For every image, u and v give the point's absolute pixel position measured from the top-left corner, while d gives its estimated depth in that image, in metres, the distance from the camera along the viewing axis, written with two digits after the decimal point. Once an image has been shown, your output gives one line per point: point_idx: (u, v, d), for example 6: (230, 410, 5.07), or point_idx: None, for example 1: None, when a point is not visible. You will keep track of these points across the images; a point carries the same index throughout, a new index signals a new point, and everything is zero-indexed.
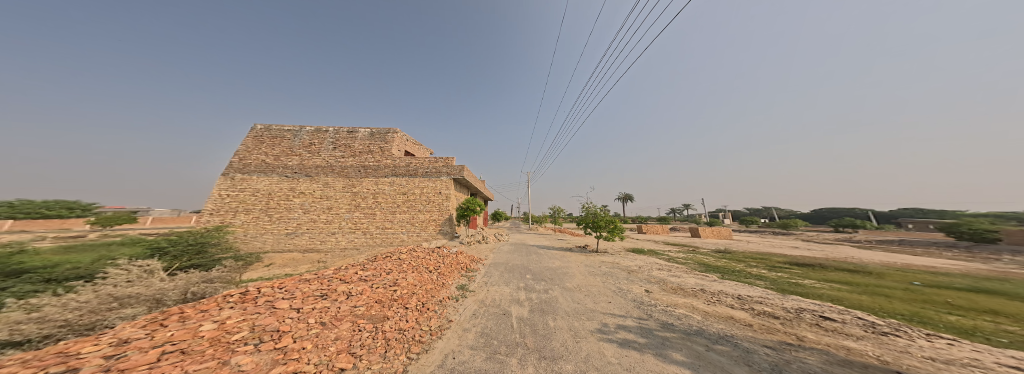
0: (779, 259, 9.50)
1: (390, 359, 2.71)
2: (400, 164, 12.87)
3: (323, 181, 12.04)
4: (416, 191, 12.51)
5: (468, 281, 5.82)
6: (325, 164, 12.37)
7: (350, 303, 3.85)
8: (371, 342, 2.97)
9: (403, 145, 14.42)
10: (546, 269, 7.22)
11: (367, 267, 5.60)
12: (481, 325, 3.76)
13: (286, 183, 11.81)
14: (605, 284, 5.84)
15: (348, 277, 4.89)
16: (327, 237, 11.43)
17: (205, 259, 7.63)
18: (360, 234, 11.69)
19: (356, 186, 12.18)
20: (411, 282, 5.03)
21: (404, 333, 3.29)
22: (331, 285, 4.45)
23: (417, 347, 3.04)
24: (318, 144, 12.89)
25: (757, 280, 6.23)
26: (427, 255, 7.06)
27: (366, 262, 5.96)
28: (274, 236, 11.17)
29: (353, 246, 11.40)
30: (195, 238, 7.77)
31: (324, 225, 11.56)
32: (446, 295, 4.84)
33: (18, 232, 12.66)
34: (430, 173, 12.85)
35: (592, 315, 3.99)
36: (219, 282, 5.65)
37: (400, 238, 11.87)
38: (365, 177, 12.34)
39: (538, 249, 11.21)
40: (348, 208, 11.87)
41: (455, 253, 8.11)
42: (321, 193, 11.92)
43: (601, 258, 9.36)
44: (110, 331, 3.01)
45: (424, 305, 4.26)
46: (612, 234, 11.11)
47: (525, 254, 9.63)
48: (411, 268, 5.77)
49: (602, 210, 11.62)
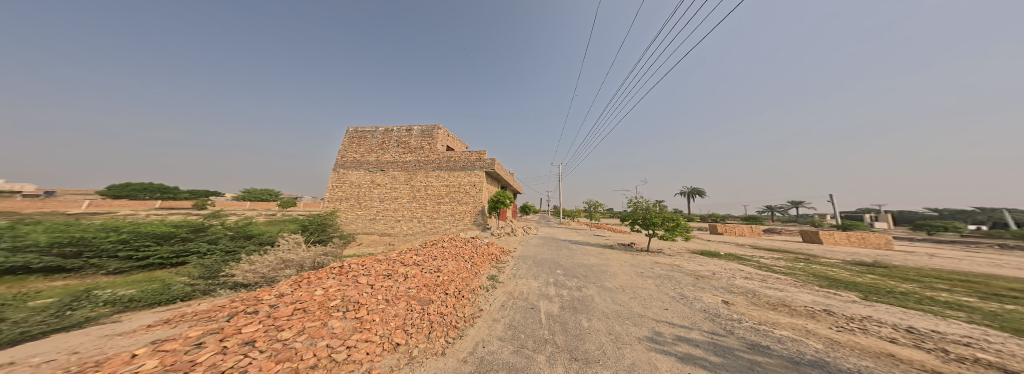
0: (993, 284, 5.82)
1: (432, 339, 2.85)
2: (444, 159, 14.11)
3: (392, 175, 14.36)
4: (456, 183, 13.54)
5: (500, 272, 5.81)
6: (392, 160, 14.70)
7: (405, 285, 4.31)
8: (419, 322, 3.20)
9: (446, 141, 15.70)
10: (578, 266, 6.48)
11: (425, 252, 6.27)
12: (509, 317, 3.59)
13: (369, 177, 14.66)
14: (659, 288, 4.74)
15: (410, 260, 5.57)
16: (395, 223, 13.61)
17: (326, 236, 10.17)
18: (414, 223, 13.41)
19: (413, 179, 14.00)
20: (451, 269, 5.32)
21: (443, 317, 3.45)
22: (401, 267, 5.15)
23: (452, 332, 3.08)
24: (387, 142, 15.39)
25: (949, 310, 3.90)
26: (463, 244, 7.42)
27: (421, 247, 6.76)
28: (362, 220, 14.03)
29: (411, 232, 13.28)
30: (322, 219, 10.45)
31: (393, 212, 13.78)
32: (482, 285, 4.91)
33: (243, 210, 20.22)
34: (467, 166, 13.65)
35: (638, 321, 3.28)
36: (332, 255, 7.34)
37: (444, 228, 13.15)
38: (419, 170, 14.05)
39: (569, 244, 10.46)
40: (408, 199, 13.77)
41: (487, 244, 8.27)
42: (389, 185, 14.25)
43: (654, 259, 7.88)
44: (283, 283, 4.28)
45: (463, 292, 4.44)
46: (670, 233, 9.23)
47: (556, 249, 9.01)
48: (473, 263, 6.11)
49: (656, 206, 9.75)
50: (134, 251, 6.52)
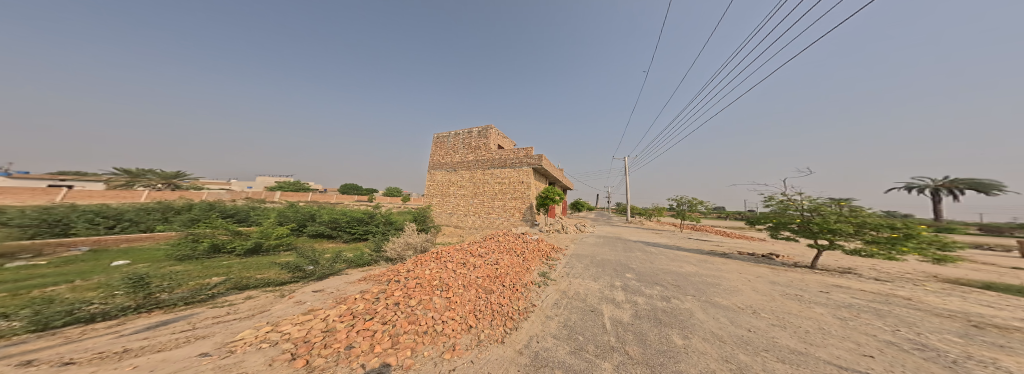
0: None
1: (493, 326, 2.77)
2: (495, 158, 14.83)
3: (458, 174, 16.29)
4: (506, 181, 14.26)
5: (549, 268, 5.51)
6: (457, 161, 16.63)
7: (479, 269, 4.47)
8: (484, 308, 3.08)
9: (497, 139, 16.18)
10: (643, 271, 5.33)
11: (489, 244, 6.61)
12: (564, 316, 3.30)
13: (443, 176, 17.15)
14: (792, 318, 3.22)
15: (481, 250, 5.88)
16: (463, 217, 15.49)
17: (427, 224, 12.89)
18: (476, 218, 15.04)
19: (474, 177, 15.47)
20: (506, 263, 5.23)
21: (501, 306, 3.26)
22: (482, 255, 5.50)
23: (509, 322, 2.94)
24: (451, 144, 17.34)
25: None
26: (512, 238, 7.42)
27: (483, 239, 7.28)
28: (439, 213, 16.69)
29: (473, 225, 15.00)
30: (425, 212, 13.31)
31: (461, 207, 15.72)
32: (531, 278, 4.83)
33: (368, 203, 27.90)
34: (515, 163, 13.98)
35: (796, 359, 2.23)
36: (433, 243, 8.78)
37: (499, 223, 14.24)
38: (478, 169, 15.37)
39: (635, 245, 9.02)
40: (471, 195, 15.36)
41: (537, 239, 7.98)
42: (457, 184, 16.16)
43: (823, 279, 5.39)
44: (414, 261, 5.39)
45: (524, 286, 4.43)
46: (877, 246, 5.93)
47: (621, 250, 7.70)
48: (528, 259, 5.92)
49: (829, 205, 6.59)
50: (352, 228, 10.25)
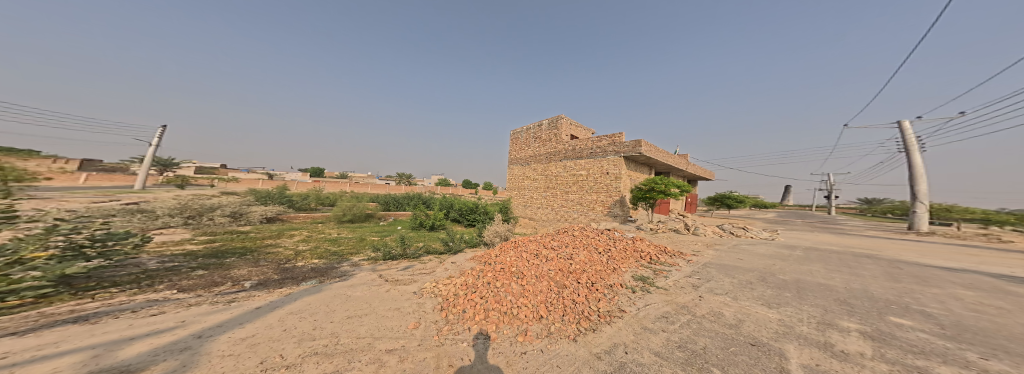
0: None
1: (565, 321, 2.74)
2: (569, 148, 13.92)
3: (530, 167, 16.48)
4: (583, 173, 13.06)
5: (641, 270, 4.61)
6: (528, 155, 16.81)
7: (553, 258, 4.37)
8: (557, 301, 3.08)
9: (569, 129, 15.01)
10: (949, 322, 2.50)
11: (564, 238, 6.11)
12: (677, 334, 2.36)
13: (516, 169, 17.78)
14: None
15: (574, 241, 5.61)
16: (534, 209, 15.68)
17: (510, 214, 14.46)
18: (550, 210, 14.62)
19: (545, 170, 15.28)
20: (584, 259, 4.43)
21: (574, 303, 3.09)
22: (561, 245, 5.30)
23: (585, 321, 2.75)
24: (524, 139, 17.49)
25: None
26: (598, 235, 6.50)
27: (563, 232, 6.92)
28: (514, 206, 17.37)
29: (545, 217, 14.83)
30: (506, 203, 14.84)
31: (533, 199, 15.88)
32: (617, 273, 4.23)
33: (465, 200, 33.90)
34: (595, 152, 12.65)
35: None
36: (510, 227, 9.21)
37: (576, 217, 13.19)
38: (549, 161, 15.09)
39: (842, 262, 5.32)
40: (542, 187, 15.28)
41: (633, 239, 6.38)
42: (531, 177, 16.26)
43: None
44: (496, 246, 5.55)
45: (613, 284, 3.81)
46: None
47: (880, 279, 3.98)
48: (619, 257, 4.97)
49: None
50: (470, 219, 13.15)
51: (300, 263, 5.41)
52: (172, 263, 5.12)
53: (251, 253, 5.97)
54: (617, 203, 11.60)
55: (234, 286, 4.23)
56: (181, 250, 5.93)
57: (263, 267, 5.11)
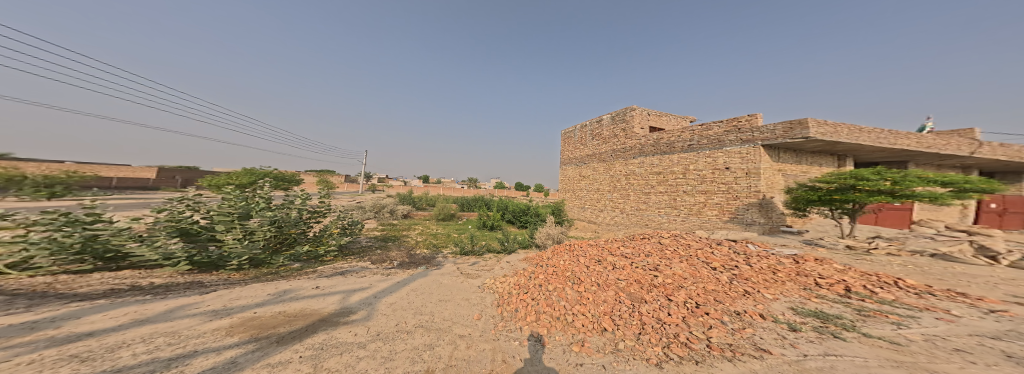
0: None
1: (643, 344, 2.41)
2: (648, 143, 11.29)
3: (592, 167, 14.63)
4: (675, 171, 10.12)
5: (830, 308, 2.92)
6: (590, 153, 14.98)
7: (627, 278, 4.15)
8: (631, 318, 2.99)
9: (646, 121, 12.24)
10: None
11: (631, 246, 5.73)
12: None
13: (575, 170, 16.14)
14: None
15: (684, 258, 4.61)
16: (599, 212, 13.74)
17: (560, 218, 13.56)
18: (618, 213, 12.46)
19: (612, 169, 13.10)
20: (679, 273, 4.04)
21: (663, 326, 2.68)
22: (633, 257, 5.00)
23: (682, 350, 2.20)
24: (583, 137, 15.72)
25: None
26: (714, 252, 4.82)
27: (650, 243, 5.68)
28: (574, 209, 15.78)
29: (614, 222, 12.61)
30: (556, 206, 14.13)
31: (597, 202, 13.97)
32: (756, 303, 3.08)
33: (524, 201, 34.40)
34: (694, 145, 9.57)
35: None
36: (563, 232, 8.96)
37: (654, 222, 10.67)
38: (617, 159, 12.86)
39: None
40: (609, 188, 13.17)
41: (800, 258, 4.46)
42: (592, 177, 14.52)
43: None
44: (552, 249, 6.88)
45: (742, 313, 2.84)
46: None
47: None
48: (761, 284, 3.60)
49: None
50: (520, 221, 13.42)
51: (421, 252, 7.19)
52: (371, 241, 8.44)
53: (397, 240, 8.64)
54: (752, 208, 7.97)
55: (386, 263, 6.22)
56: (375, 233, 9.70)
57: (400, 253, 7.09)
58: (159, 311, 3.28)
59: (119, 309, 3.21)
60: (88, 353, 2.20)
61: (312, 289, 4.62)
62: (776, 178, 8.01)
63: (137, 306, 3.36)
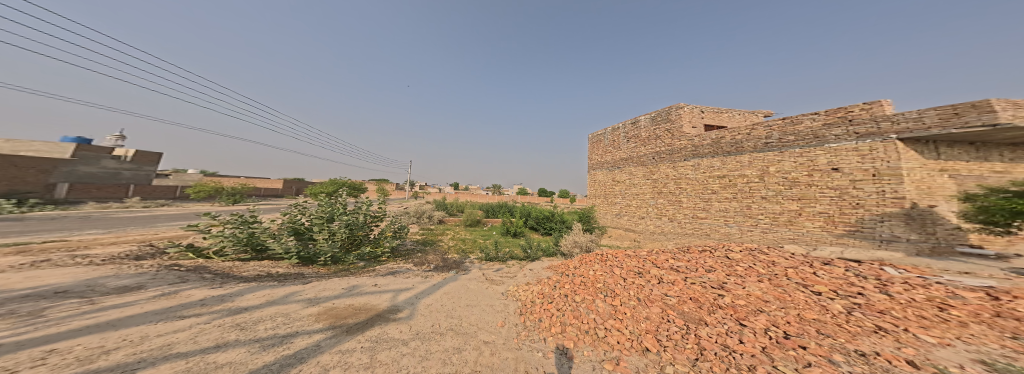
0: None
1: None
2: (703, 142, 9.71)
3: (629, 171, 13.43)
4: (746, 173, 8.29)
5: None
6: (626, 156, 13.82)
7: (679, 294, 3.62)
8: (684, 340, 2.57)
9: (699, 119, 10.82)
10: None
11: (681, 257, 5.05)
12: None
13: (609, 175, 14.98)
14: None
15: (772, 278, 3.74)
16: (639, 220, 12.40)
17: (590, 225, 12.69)
18: (666, 221, 10.98)
19: (655, 173, 11.77)
20: (760, 296, 3.30)
21: (732, 354, 2.22)
22: (686, 270, 4.41)
23: None
24: (617, 140, 14.66)
25: None
26: (819, 273, 3.77)
27: (716, 257, 4.84)
28: (609, 216, 14.55)
29: (661, 231, 11.15)
30: (585, 212, 13.29)
31: (636, 209, 12.66)
32: (905, 346, 2.08)
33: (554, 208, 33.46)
34: (774, 143, 7.66)
35: None
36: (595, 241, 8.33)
37: (715, 230, 9.04)
38: (660, 162, 11.52)
39: None
40: (652, 194, 11.80)
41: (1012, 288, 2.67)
42: (629, 181, 13.33)
43: None
44: (580, 258, 6.41)
45: (872, 355, 2.03)
46: None
47: None
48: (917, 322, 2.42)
49: None
50: (544, 228, 12.93)
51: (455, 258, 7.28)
52: (413, 245, 9.02)
53: (434, 244, 9.16)
54: (897, 222, 5.41)
55: (422, 266, 6.58)
56: (417, 237, 10.48)
57: (434, 257, 7.40)
58: (277, 297, 4.25)
59: (262, 291, 4.52)
60: (245, 323, 3.26)
61: (373, 286, 5.16)
62: (938, 181, 5.33)
63: (269, 289, 4.62)
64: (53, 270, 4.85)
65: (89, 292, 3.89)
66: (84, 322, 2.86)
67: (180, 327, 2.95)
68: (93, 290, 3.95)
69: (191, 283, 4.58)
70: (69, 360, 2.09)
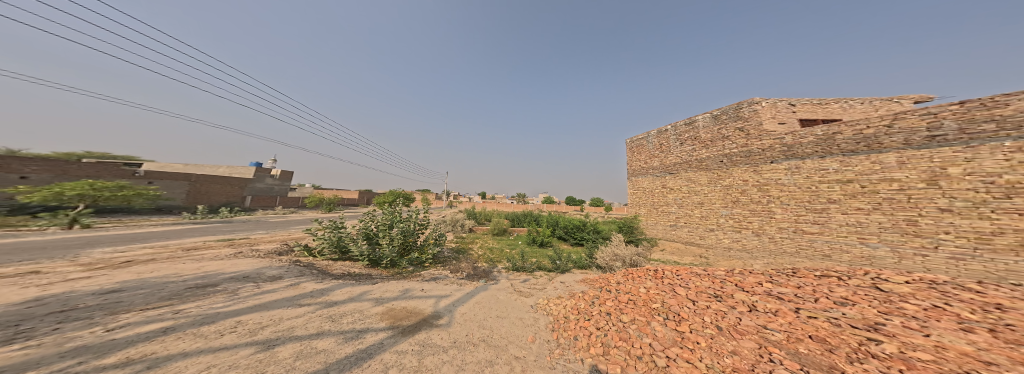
0: None
1: None
2: (802, 140, 7.74)
3: (687, 177, 11.96)
4: (897, 178, 5.85)
5: None
6: (680, 161, 12.39)
7: (790, 330, 2.84)
8: None
9: (789, 113, 9.06)
10: None
11: (781, 282, 4.21)
12: None
13: (658, 182, 13.55)
14: None
15: (1002, 331, 2.32)
16: (706, 233, 10.75)
17: (633, 237, 11.46)
18: (747, 234, 9.14)
19: (725, 179, 10.16)
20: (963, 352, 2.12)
21: None
22: (797, 298, 3.59)
23: None
24: (666, 143, 13.33)
25: None
26: None
27: (857, 286, 3.73)
28: (662, 227, 13.00)
29: (740, 248, 9.34)
30: (627, 222, 12.10)
31: (700, 220, 11.06)
32: None
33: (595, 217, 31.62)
34: (950, 135, 5.18)
35: None
36: (643, 256, 7.43)
37: (830, 246, 6.92)
38: (733, 166, 9.89)
39: None
40: (723, 203, 10.13)
41: None
42: (688, 189, 11.82)
43: None
44: (623, 274, 5.80)
45: None
46: None
47: None
48: None
49: None
50: (576, 239, 12.15)
51: (494, 269, 7.16)
52: (449, 253, 9.38)
53: (467, 253, 9.40)
54: None
55: (455, 274, 6.83)
56: (453, 245, 11.02)
57: (471, 266, 7.53)
58: (355, 294, 4.89)
59: (349, 287, 5.30)
60: (335, 315, 3.82)
61: (426, 290, 5.60)
62: None
63: (351, 286, 5.38)
64: (245, 260, 6.64)
65: (258, 277, 5.25)
66: (252, 302, 4.02)
67: (298, 314, 3.72)
68: (260, 277, 5.31)
69: (307, 276, 5.68)
70: (246, 330, 3.08)
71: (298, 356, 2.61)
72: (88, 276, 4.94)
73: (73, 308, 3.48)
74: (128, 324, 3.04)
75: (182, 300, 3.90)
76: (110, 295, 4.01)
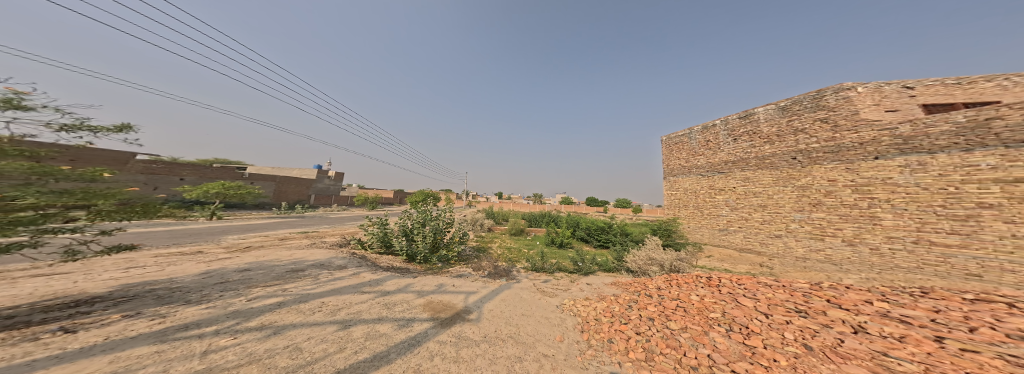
0: None
1: None
2: (928, 130, 5.97)
3: (743, 177, 10.51)
4: None
5: None
6: (734, 158, 10.94)
7: (928, 361, 2.15)
8: None
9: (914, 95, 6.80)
10: None
11: (904, 303, 3.35)
12: None
13: (704, 182, 12.15)
14: None
15: None
16: (770, 239, 9.32)
17: (672, 241, 10.29)
18: (834, 244, 7.55)
19: (800, 179, 8.62)
20: None
21: None
22: (938, 324, 2.76)
23: None
24: (715, 140, 11.90)
25: None
26: None
27: None
28: (709, 231, 11.64)
29: (821, 258, 7.82)
30: (664, 225, 10.95)
31: (762, 225, 9.63)
32: None
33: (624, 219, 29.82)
34: None
35: None
36: (686, 262, 6.65)
37: (979, 264, 5.08)
38: (813, 164, 8.31)
39: None
40: (797, 207, 8.61)
41: None
42: (745, 190, 10.36)
43: None
44: (663, 280, 5.25)
45: None
46: None
47: None
48: None
49: None
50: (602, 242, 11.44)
51: (516, 268, 7.09)
52: (471, 252, 9.59)
53: (487, 252, 9.58)
54: None
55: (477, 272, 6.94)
56: (475, 243, 11.28)
57: (495, 265, 7.56)
58: (402, 286, 5.28)
59: (398, 279, 5.76)
60: (388, 303, 4.17)
61: (461, 285, 5.83)
62: None
63: (399, 278, 5.86)
64: (319, 251, 7.62)
65: (329, 266, 5.97)
66: (331, 286, 4.61)
67: (363, 300, 4.14)
68: (329, 266, 6.03)
69: (365, 267, 6.32)
70: (328, 310, 3.51)
71: (367, 336, 2.88)
72: (229, 257, 6.17)
73: (228, 280, 4.40)
74: (259, 296, 3.71)
75: (285, 280, 4.68)
76: (244, 272, 4.97)
